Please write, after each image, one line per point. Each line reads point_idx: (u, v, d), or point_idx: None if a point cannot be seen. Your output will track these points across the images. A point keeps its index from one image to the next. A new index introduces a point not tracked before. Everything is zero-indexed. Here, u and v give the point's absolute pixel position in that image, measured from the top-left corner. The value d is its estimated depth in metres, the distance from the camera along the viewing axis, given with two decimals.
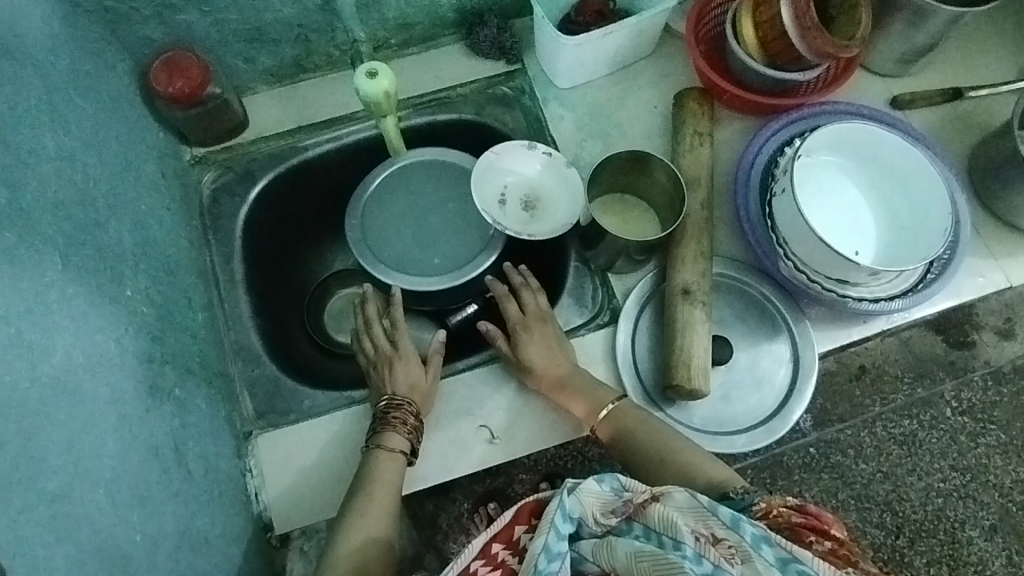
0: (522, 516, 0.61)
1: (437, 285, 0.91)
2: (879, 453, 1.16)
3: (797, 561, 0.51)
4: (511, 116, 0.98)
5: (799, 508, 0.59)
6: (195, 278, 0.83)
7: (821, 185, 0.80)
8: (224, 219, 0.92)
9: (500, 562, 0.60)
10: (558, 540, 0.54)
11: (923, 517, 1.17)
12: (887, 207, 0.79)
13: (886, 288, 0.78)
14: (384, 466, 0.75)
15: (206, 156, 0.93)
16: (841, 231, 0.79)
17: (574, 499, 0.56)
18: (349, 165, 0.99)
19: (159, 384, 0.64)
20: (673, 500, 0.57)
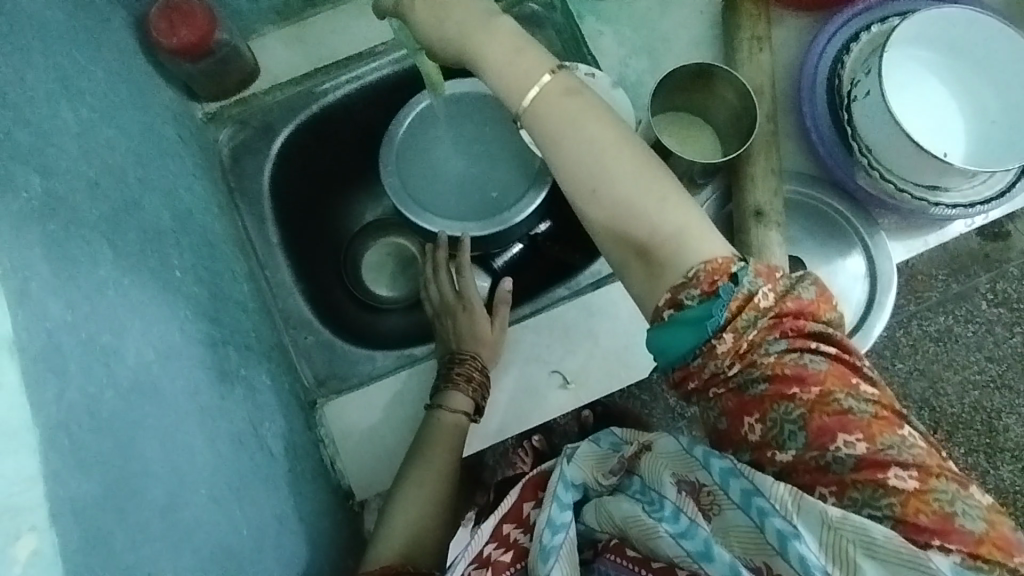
0: (527, 492, 0.61)
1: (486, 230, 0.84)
2: (913, 351, 1.37)
3: (759, 495, 0.47)
4: (542, 37, 0.91)
5: (771, 317, 0.49)
6: (234, 248, 0.78)
7: (902, 84, 0.74)
8: (249, 180, 0.85)
9: (512, 542, 0.58)
10: (561, 511, 0.55)
11: (960, 410, 1.37)
12: (976, 102, 0.73)
13: (982, 191, 0.72)
14: (446, 427, 0.73)
15: (219, 112, 0.85)
16: (928, 134, 0.73)
17: (573, 467, 0.58)
18: (372, 108, 0.91)
19: (227, 368, 0.60)
20: (660, 450, 0.55)
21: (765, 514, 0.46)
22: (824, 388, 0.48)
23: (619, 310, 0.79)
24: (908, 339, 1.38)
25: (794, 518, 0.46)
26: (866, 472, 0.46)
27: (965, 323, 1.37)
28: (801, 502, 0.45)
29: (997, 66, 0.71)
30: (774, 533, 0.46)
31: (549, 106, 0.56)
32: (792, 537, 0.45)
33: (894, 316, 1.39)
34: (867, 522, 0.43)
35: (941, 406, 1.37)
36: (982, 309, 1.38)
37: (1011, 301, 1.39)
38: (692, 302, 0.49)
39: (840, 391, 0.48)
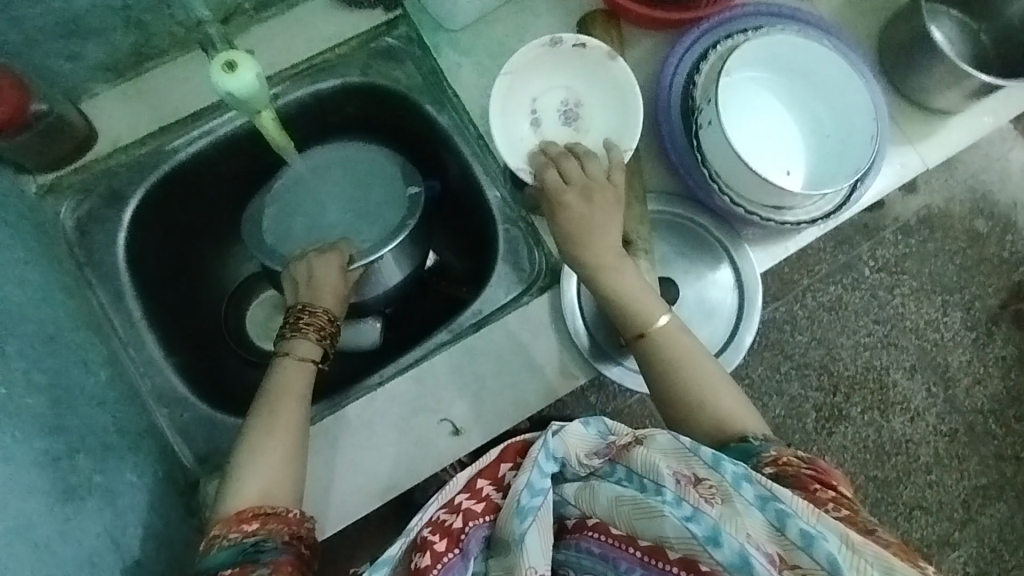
0: (508, 454, 0.62)
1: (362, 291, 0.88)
2: (811, 321, 1.46)
3: (776, 499, 0.52)
4: (402, 72, 0.88)
5: (808, 457, 0.61)
6: (85, 332, 0.73)
7: (743, 107, 0.81)
8: (99, 252, 0.79)
9: (484, 496, 0.61)
10: (541, 478, 0.58)
11: (855, 371, 1.47)
12: (812, 119, 0.80)
13: (822, 205, 0.77)
14: (291, 374, 0.72)
15: (57, 182, 0.79)
16: (770, 154, 0.80)
17: (558, 439, 0.60)
18: (229, 160, 0.88)
19: (72, 482, 0.56)
20: (655, 443, 0.57)
21: (785, 515, 0.51)
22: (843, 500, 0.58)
23: (502, 347, 0.79)
24: (804, 311, 1.47)
25: (813, 523, 0.50)
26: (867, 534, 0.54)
27: (852, 291, 1.47)
28: (822, 515, 0.50)
29: (826, 88, 0.79)
30: (796, 533, 0.50)
31: (674, 338, 0.70)
32: (816, 537, 0.49)
33: (790, 292, 1.47)
34: (835, 522, 0.50)
35: (838, 371, 1.46)
36: (866, 275, 1.48)
37: (890, 266, 1.49)
38: (753, 440, 0.64)
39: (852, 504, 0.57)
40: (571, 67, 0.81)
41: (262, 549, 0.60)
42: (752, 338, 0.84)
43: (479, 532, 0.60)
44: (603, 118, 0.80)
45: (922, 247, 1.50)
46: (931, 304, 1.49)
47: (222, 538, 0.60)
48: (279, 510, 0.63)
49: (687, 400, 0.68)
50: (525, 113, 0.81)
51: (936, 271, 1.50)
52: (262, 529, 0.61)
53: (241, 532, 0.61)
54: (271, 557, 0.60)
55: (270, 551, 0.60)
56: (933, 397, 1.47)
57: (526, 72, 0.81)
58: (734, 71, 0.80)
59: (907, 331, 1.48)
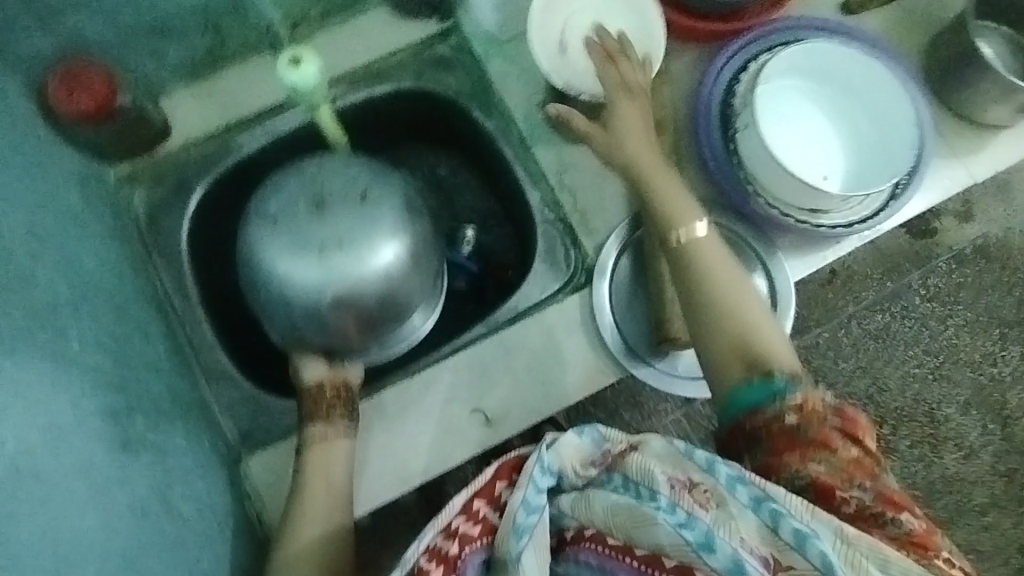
0: (502, 472, 0.62)
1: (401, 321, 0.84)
2: (856, 348, 1.42)
3: (770, 499, 0.50)
4: (453, 78, 0.92)
5: (835, 408, 0.59)
6: (149, 308, 0.78)
7: (781, 112, 0.83)
8: (165, 236, 0.85)
9: (482, 518, 0.60)
10: (535, 496, 0.58)
11: (903, 402, 1.41)
12: (850, 124, 0.83)
13: (858, 210, 0.79)
14: (319, 455, 0.73)
15: (132, 172, 0.86)
16: (807, 158, 0.82)
17: (553, 453, 0.59)
18: (286, 159, 0.93)
19: (128, 436, 0.61)
20: (649, 449, 0.56)
21: (779, 516, 0.50)
22: (863, 466, 0.57)
23: (535, 343, 0.81)
24: (849, 338, 1.42)
25: (808, 521, 0.49)
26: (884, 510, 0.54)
27: (900, 319, 1.43)
28: (817, 511, 0.49)
29: (868, 99, 0.82)
30: (789, 532, 0.49)
31: (705, 245, 0.71)
32: (810, 536, 0.48)
33: (835, 318, 1.43)
34: (830, 517, 0.49)
35: (885, 401, 1.41)
36: (916, 304, 1.44)
37: (942, 295, 1.44)
38: (782, 376, 0.62)
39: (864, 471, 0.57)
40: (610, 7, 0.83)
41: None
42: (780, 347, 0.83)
43: (475, 558, 0.59)
44: (632, 51, 0.81)
45: (977, 277, 1.45)
46: (986, 337, 1.43)
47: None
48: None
49: (719, 316, 0.67)
50: (561, 35, 0.82)
51: (992, 302, 1.44)
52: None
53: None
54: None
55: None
56: (987, 434, 1.41)
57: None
58: (774, 77, 0.83)
59: (960, 364, 1.43)
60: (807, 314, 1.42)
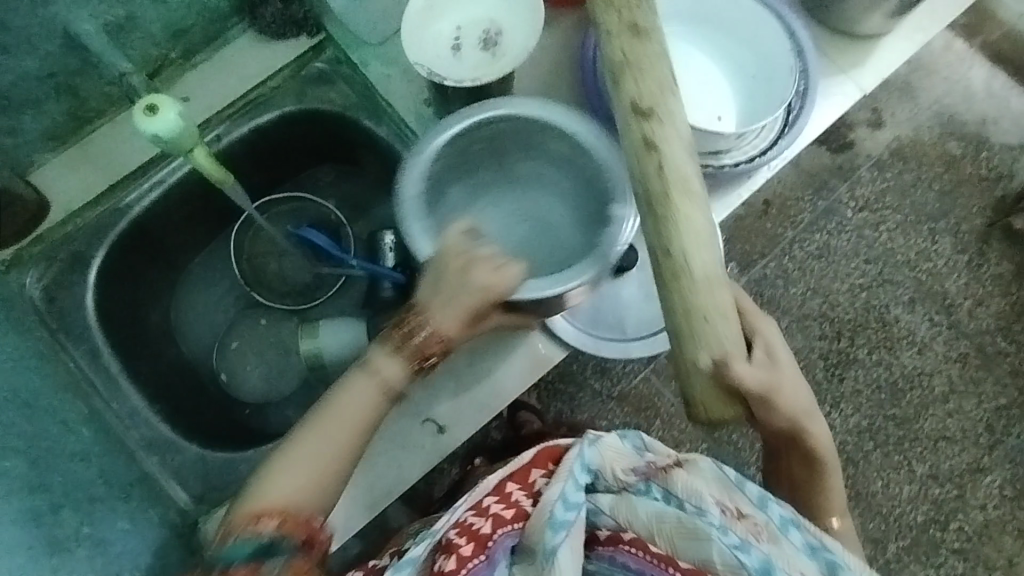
0: (539, 461, 0.66)
1: (560, 287, 0.70)
2: (801, 271, 1.45)
3: (826, 549, 0.57)
4: (336, 92, 0.90)
5: None
6: (64, 394, 0.74)
7: (666, 62, 0.83)
8: (70, 315, 0.81)
9: (513, 501, 0.64)
10: (574, 492, 0.61)
11: (854, 313, 1.45)
12: (732, 61, 0.83)
13: (756, 143, 0.79)
14: (342, 402, 0.65)
15: (17, 256, 0.81)
16: (699, 103, 0.83)
17: (597, 447, 0.62)
18: (183, 207, 0.90)
19: (60, 535, 0.58)
20: (697, 470, 0.61)
21: (835, 566, 0.56)
22: None
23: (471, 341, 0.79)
24: (793, 263, 1.46)
25: None
26: None
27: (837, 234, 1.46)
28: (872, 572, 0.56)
29: (746, 33, 0.82)
30: None
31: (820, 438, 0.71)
32: None
33: (776, 246, 1.46)
34: None
35: (838, 315, 1.45)
36: (849, 217, 1.48)
37: (870, 204, 1.48)
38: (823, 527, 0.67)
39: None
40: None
41: (276, 547, 0.58)
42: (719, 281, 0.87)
43: (506, 539, 0.63)
44: (519, 40, 0.75)
45: (899, 180, 1.49)
46: (918, 234, 1.48)
47: (235, 531, 0.58)
48: (300, 512, 0.60)
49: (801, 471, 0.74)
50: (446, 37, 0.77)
51: (917, 201, 1.49)
52: (278, 524, 0.59)
53: (257, 526, 0.58)
54: (284, 556, 0.57)
55: (284, 550, 0.57)
56: (937, 327, 1.45)
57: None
58: None
59: (900, 265, 1.47)
60: (748, 248, 1.45)
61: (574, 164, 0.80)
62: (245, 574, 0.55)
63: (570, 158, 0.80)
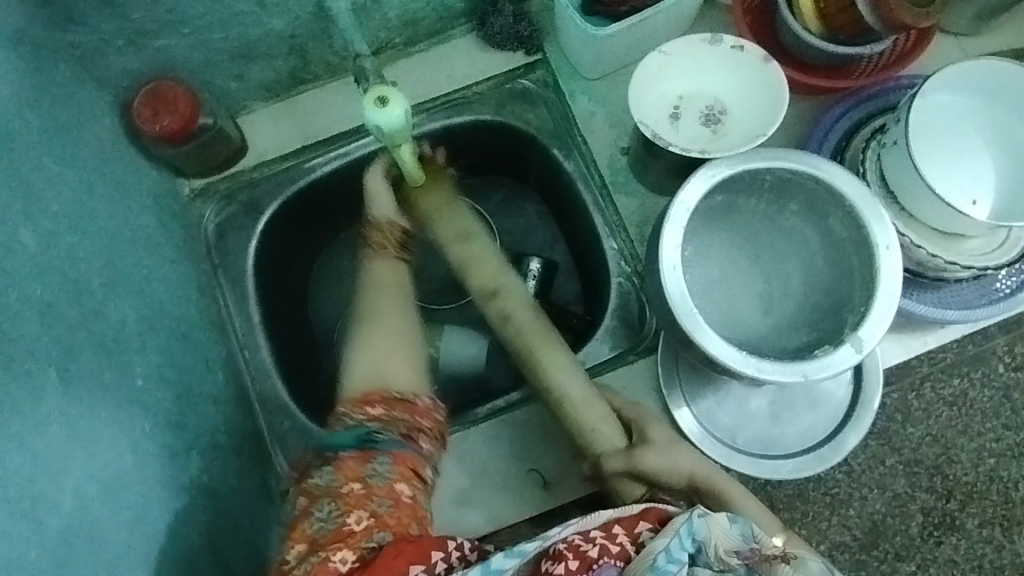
0: (649, 514, 0.52)
1: (788, 369, 0.63)
2: (964, 416, 1.07)
3: None
4: (535, 113, 0.88)
5: None
6: (210, 330, 0.77)
7: (935, 130, 0.72)
8: (232, 255, 0.84)
9: (616, 547, 0.50)
10: (682, 550, 0.48)
11: (975, 478, 1.06)
12: (1007, 147, 0.72)
13: (976, 260, 0.72)
14: (382, 270, 0.77)
15: (206, 187, 0.85)
16: (956, 179, 0.72)
17: (703, 521, 0.49)
18: (359, 182, 0.91)
19: (185, 478, 0.60)
20: (804, 568, 0.51)
21: None
22: None
23: None
24: None
25: None
26: None
27: None
28: None
29: None
30: None
31: None
32: None
33: None
34: None
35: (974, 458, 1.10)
36: (1000, 373, 1.07)
37: None
38: None
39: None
40: (733, 75, 0.74)
41: (378, 440, 0.61)
42: (855, 443, 0.79)
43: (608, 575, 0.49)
44: (746, 129, 0.73)
45: None
46: None
47: (348, 417, 0.64)
48: (405, 397, 0.65)
49: None
50: (669, 104, 0.75)
51: None
52: (386, 414, 0.63)
53: (366, 415, 0.63)
54: (388, 447, 0.61)
55: (388, 440, 0.61)
56: None
57: (684, 65, 0.74)
58: (935, 91, 0.71)
59: None
60: None
61: (845, 250, 0.70)
62: (354, 458, 0.60)
63: (843, 242, 0.70)
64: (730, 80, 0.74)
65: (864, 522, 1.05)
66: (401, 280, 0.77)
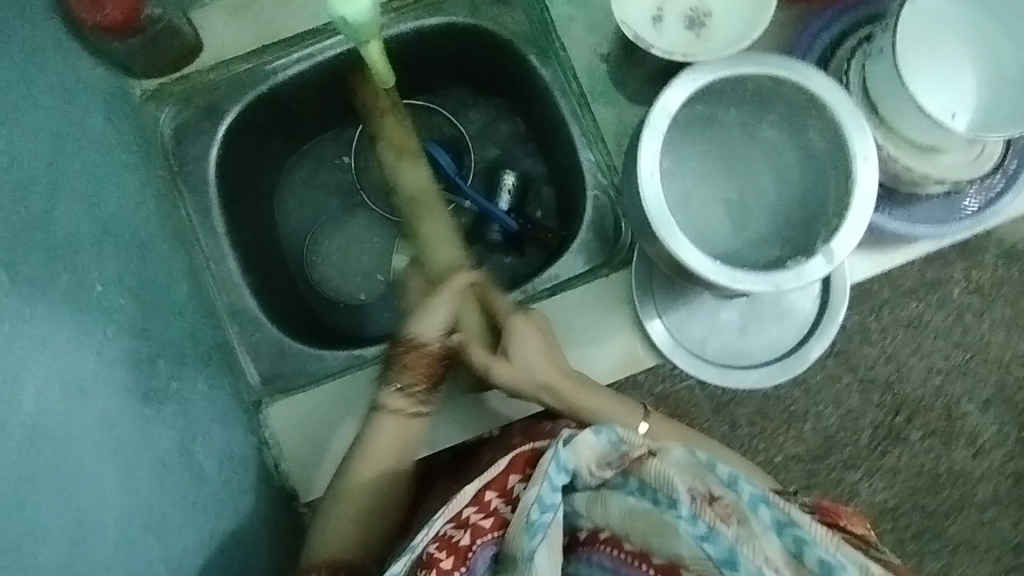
0: (516, 466, 0.55)
1: (761, 278, 0.64)
2: (920, 336, 1.11)
3: (796, 525, 0.46)
4: (510, 16, 0.83)
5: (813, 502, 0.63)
6: (172, 240, 0.74)
7: (922, 37, 0.70)
8: (191, 162, 0.80)
9: (493, 511, 0.53)
10: (552, 493, 0.50)
11: (921, 395, 1.11)
12: (990, 55, 0.70)
13: (948, 174, 0.72)
14: (387, 430, 0.69)
15: (159, 88, 0.80)
16: (939, 88, 0.70)
17: (569, 452, 0.51)
18: (325, 87, 0.86)
19: (155, 384, 0.59)
20: (668, 456, 0.50)
21: (804, 543, 0.45)
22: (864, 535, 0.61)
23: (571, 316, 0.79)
24: None
25: (833, 552, 0.45)
26: None
27: (985, 313, 1.11)
28: (841, 543, 0.45)
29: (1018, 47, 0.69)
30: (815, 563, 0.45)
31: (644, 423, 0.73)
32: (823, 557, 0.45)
33: None
34: (855, 553, 0.44)
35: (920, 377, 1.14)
36: (955, 296, 1.11)
37: None
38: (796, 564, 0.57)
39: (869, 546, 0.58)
40: None
41: None
42: (817, 355, 0.82)
43: (486, 550, 0.53)
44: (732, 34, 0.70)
45: None
46: None
47: None
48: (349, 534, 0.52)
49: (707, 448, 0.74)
50: (651, 5, 0.71)
51: None
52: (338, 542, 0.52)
53: None
54: None
55: None
56: None
57: None
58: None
59: (986, 362, 1.11)
60: None
61: (822, 162, 0.70)
62: None
63: (824, 155, 0.69)
64: None
65: (818, 435, 1.10)
66: (406, 454, 0.69)
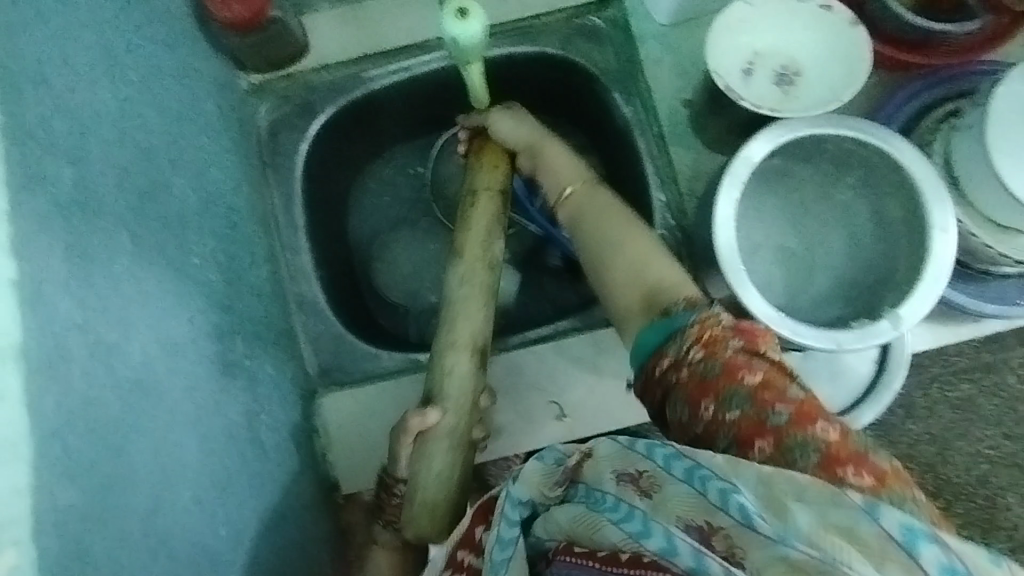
0: (478, 516, 0.55)
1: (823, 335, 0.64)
2: (967, 420, 1.07)
3: (700, 468, 0.43)
4: (601, 54, 0.86)
5: (739, 332, 0.52)
6: (256, 225, 0.78)
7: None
8: (283, 156, 0.84)
9: (466, 566, 0.54)
10: (510, 529, 0.48)
11: (963, 480, 1.07)
12: None
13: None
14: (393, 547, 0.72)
15: (263, 85, 0.85)
16: None
17: (517, 488, 0.50)
18: (414, 100, 0.90)
19: (231, 358, 0.63)
20: (600, 456, 0.48)
21: (715, 487, 0.41)
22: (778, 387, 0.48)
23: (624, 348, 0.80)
24: None
25: (731, 477, 0.42)
26: (817, 457, 0.44)
27: None
28: (738, 463, 0.41)
29: None
30: (735, 509, 0.40)
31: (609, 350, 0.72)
32: (732, 491, 0.41)
33: None
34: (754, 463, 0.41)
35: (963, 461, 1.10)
36: (1009, 383, 1.07)
37: None
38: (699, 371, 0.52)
39: (791, 391, 0.48)
40: (812, 37, 0.72)
41: None
42: (870, 420, 0.80)
43: None
44: (820, 95, 0.71)
45: None
46: None
47: None
48: None
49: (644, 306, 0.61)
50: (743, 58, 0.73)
51: None
52: None
53: None
54: None
55: None
56: None
57: (765, 18, 0.72)
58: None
59: None
60: None
61: (894, 229, 0.70)
62: None
63: (896, 223, 0.70)
64: (807, 41, 0.73)
65: None
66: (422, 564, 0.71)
